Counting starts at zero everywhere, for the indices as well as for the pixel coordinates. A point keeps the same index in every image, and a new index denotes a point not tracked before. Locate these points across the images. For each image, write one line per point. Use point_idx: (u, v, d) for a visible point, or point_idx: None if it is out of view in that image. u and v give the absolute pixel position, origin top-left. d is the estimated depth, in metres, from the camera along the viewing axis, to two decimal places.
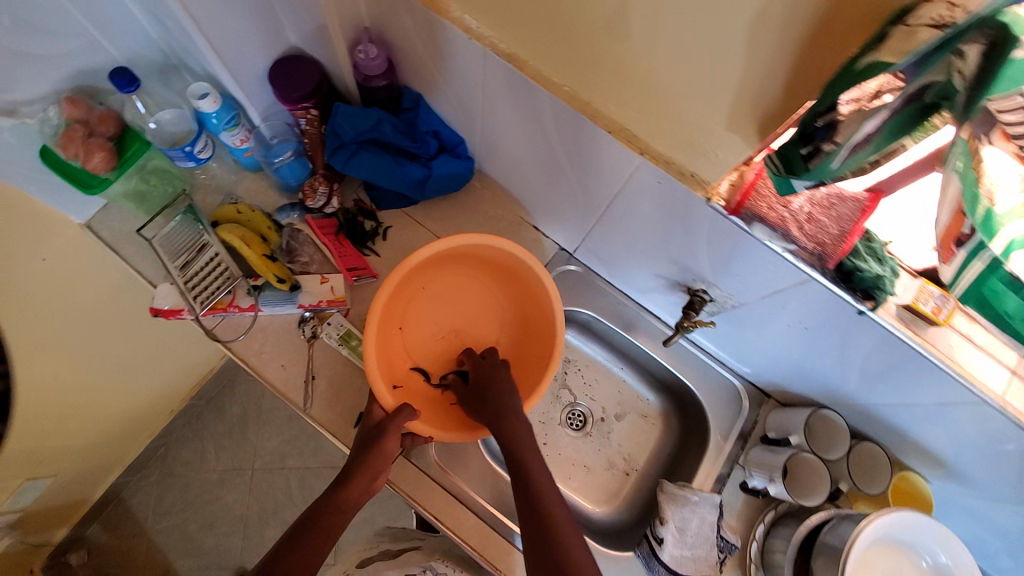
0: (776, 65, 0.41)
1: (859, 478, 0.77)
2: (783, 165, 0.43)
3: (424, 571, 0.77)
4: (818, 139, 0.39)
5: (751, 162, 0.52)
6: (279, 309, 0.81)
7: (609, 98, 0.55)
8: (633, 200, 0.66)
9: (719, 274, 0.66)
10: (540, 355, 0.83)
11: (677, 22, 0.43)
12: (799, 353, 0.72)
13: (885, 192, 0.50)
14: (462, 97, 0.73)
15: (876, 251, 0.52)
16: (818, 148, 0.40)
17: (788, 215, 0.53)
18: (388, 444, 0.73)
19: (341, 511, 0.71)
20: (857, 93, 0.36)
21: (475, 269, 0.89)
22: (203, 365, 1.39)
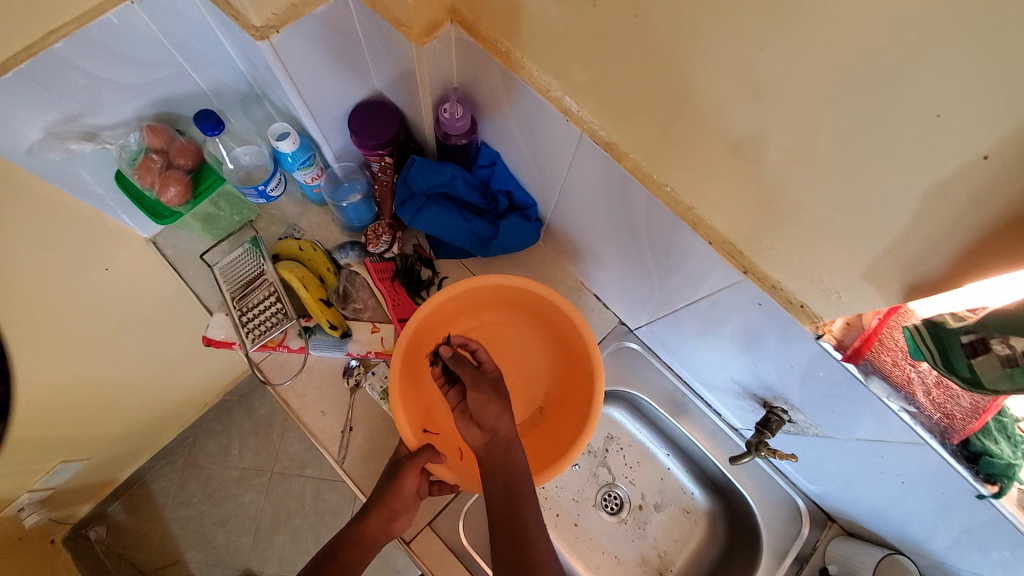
0: (944, 236, 0.35)
1: None
2: (939, 351, 0.39)
3: None
4: (991, 343, 0.35)
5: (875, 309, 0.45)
6: (327, 354, 0.80)
7: (718, 210, 0.50)
8: (718, 307, 0.60)
9: (806, 402, 0.59)
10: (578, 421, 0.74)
11: (827, 163, 0.37)
12: (882, 496, 0.64)
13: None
14: (544, 166, 0.69)
15: (1011, 431, 0.46)
16: (984, 340, 0.35)
17: (916, 376, 0.46)
18: (405, 483, 0.70)
19: (353, 549, 0.68)
20: None
21: (529, 319, 0.82)
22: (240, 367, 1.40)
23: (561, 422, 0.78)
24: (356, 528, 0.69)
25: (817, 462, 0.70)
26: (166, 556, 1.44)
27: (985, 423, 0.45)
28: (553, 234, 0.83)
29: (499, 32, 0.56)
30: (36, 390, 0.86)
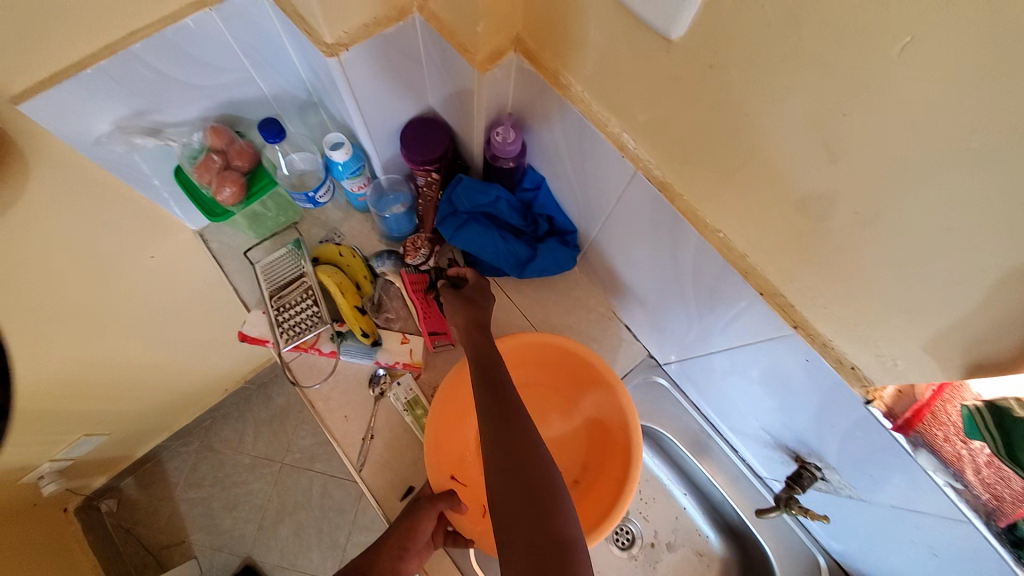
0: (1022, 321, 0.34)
1: None
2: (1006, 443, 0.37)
3: None
4: None
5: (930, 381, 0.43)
6: (356, 360, 0.81)
7: (772, 262, 0.49)
8: (758, 356, 0.59)
9: (843, 463, 0.58)
10: (608, 500, 0.71)
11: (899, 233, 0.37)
12: (913, 565, 0.62)
13: None
14: (590, 195, 0.69)
15: None
16: None
17: (966, 453, 0.44)
18: (421, 527, 0.69)
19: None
20: None
21: (572, 393, 0.82)
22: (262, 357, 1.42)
23: (594, 494, 0.75)
24: (364, 557, 0.67)
25: (847, 523, 0.67)
26: (173, 535, 1.47)
27: None
28: (590, 261, 0.83)
29: (562, 64, 0.57)
30: (73, 365, 0.89)
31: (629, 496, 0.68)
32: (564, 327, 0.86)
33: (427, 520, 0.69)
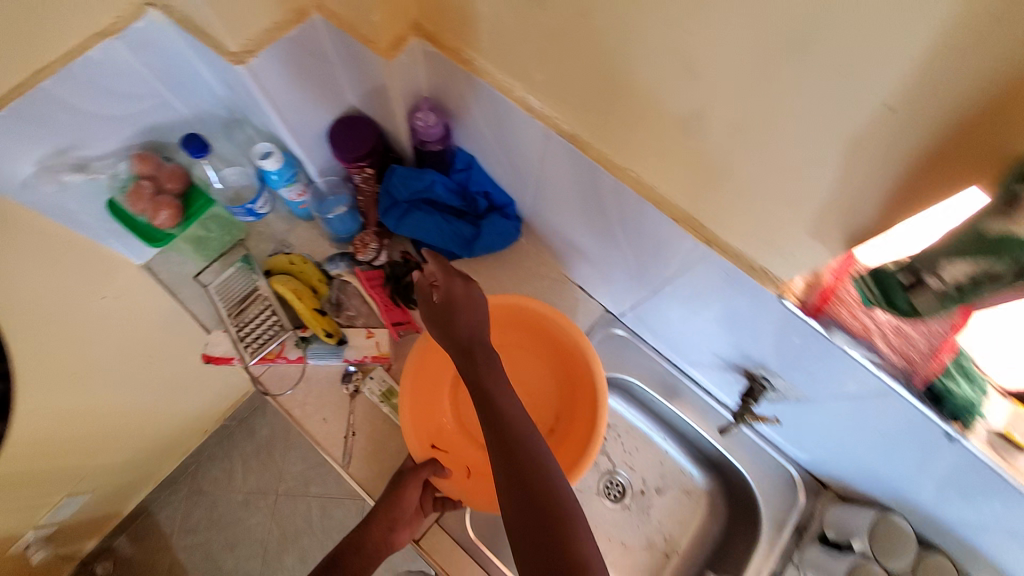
0: (875, 186, 0.38)
1: None
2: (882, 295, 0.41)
3: None
4: (926, 283, 0.37)
5: (829, 264, 0.47)
6: (324, 362, 0.81)
7: (677, 188, 0.53)
8: (692, 282, 0.63)
9: (783, 366, 0.62)
10: (583, 440, 0.74)
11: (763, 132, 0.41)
12: (867, 453, 0.66)
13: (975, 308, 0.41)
14: (517, 164, 0.72)
15: (968, 369, 0.47)
16: (916, 281, 0.37)
17: (872, 325, 0.48)
18: (407, 499, 0.73)
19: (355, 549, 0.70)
20: (981, 267, 0.34)
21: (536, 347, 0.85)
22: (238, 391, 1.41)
23: (571, 438, 0.78)
24: (360, 532, 0.72)
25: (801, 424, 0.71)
26: None
27: (944, 364, 0.47)
28: (534, 231, 0.86)
29: (461, 40, 0.60)
30: (37, 421, 0.88)
31: (601, 431, 0.72)
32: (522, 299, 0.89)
33: (412, 489, 0.73)
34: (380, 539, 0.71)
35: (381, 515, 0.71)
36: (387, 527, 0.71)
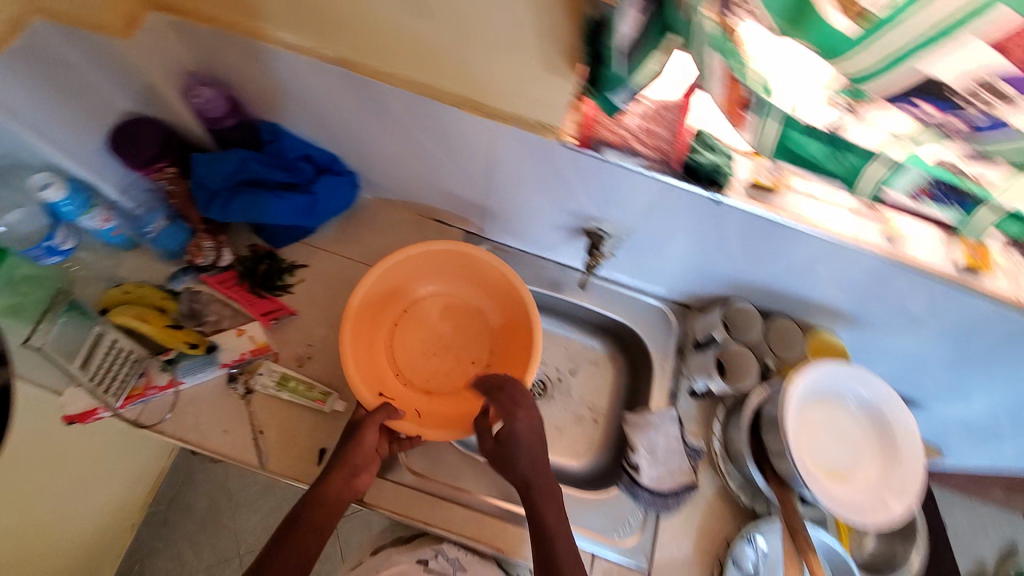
0: None
1: (780, 349, 0.86)
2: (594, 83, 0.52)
3: (434, 552, 0.86)
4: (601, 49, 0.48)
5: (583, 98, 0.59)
6: (201, 376, 0.79)
7: (440, 74, 0.61)
8: (502, 161, 0.71)
9: (600, 206, 0.74)
10: (524, 357, 0.83)
11: None
12: (693, 254, 0.79)
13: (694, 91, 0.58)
14: (321, 117, 0.75)
15: (710, 143, 0.59)
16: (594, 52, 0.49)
17: (627, 133, 0.60)
18: (369, 445, 0.73)
19: (320, 510, 0.68)
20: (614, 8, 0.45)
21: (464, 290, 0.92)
22: (145, 474, 1.29)
23: (511, 361, 0.86)
24: (319, 490, 0.70)
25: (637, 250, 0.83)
26: None
27: (688, 144, 0.59)
28: (373, 182, 0.89)
29: (206, 4, 0.61)
30: None
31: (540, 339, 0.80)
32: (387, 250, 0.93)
33: (369, 434, 0.73)
34: (342, 488, 0.70)
35: (344, 465, 0.71)
36: (351, 474, 0.71)
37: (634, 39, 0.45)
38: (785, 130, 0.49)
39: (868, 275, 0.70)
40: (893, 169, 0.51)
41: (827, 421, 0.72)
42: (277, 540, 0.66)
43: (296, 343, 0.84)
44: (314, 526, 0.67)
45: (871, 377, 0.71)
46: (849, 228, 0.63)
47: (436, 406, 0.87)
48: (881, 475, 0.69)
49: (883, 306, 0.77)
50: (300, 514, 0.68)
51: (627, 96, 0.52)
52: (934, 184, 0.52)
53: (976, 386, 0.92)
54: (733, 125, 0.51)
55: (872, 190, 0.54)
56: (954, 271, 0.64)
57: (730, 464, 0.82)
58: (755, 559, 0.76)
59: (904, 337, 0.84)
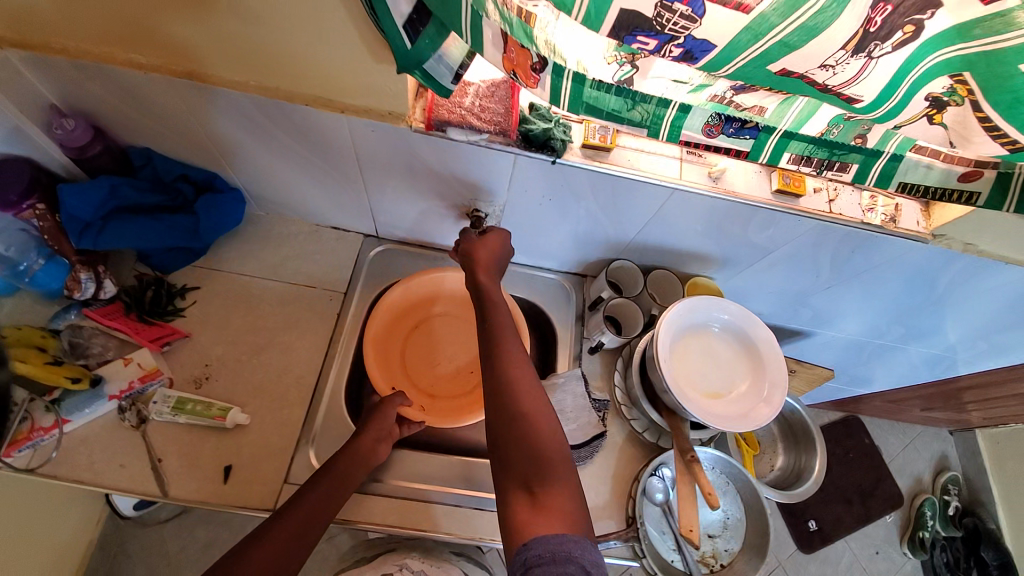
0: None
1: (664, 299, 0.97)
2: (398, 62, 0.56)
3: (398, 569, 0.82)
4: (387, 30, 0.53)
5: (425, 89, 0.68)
6: (90, 411, 0.76)
7: (288, 77, 0.65)
8: (369, 157, 0.76)
9: (471, 188, 0.80)
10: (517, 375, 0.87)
11: None
12: (568, 223, 0.86)
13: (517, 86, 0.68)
14: (188, 135, 0.77)
15: (542, 112, 0.68)
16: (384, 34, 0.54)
17: (465, 111, 0.67)
18: (378, 430, 0.79)
19: (354, 470, 0.75)
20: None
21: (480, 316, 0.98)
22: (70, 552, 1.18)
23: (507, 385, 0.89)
24: (355, 446, 0.77)
25: (520, 227, 0.89)
26: None
27: (520, 116, 0.67)
28: (257, 197, 0.92)
29: (39, 33, 0.63)
30: None
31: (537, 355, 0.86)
32: (283, 261, 0.94)
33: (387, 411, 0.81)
34: (344, 473, 0.73)
35: (364, 445, 0.76)
36: (376, 441, 0.78)
37: (416, 16, 0.51)
38: (576, 86, 0.55)
39: (708, 215, 0.79)
40: (680, 110, 0.59)
41: (702, 350, 0.82)
42: (272, 519, 0.67)
43: (191, 366, 0.83)
44: (307, 510, 0.68)
45: (724, 302, 0.82)
46: (674, 170, 0.73)
47: (443, 407, 0.89)
48: (752, 386, 0.79)
49: (739, 243, 0.86)
50: (298, 498, 0.69)
51: (450, 71, 0.57)
52: (720, 117, 0.60)
53: (843, 304, 1.02)
54: (527, 86, 0.55)
55: (672, 134, 0.62)
56: (769, 196, 0.74)
57: (633, 409, 0.88)
58: (663, 488, 0.84)
59: (768, 271, 0.94)
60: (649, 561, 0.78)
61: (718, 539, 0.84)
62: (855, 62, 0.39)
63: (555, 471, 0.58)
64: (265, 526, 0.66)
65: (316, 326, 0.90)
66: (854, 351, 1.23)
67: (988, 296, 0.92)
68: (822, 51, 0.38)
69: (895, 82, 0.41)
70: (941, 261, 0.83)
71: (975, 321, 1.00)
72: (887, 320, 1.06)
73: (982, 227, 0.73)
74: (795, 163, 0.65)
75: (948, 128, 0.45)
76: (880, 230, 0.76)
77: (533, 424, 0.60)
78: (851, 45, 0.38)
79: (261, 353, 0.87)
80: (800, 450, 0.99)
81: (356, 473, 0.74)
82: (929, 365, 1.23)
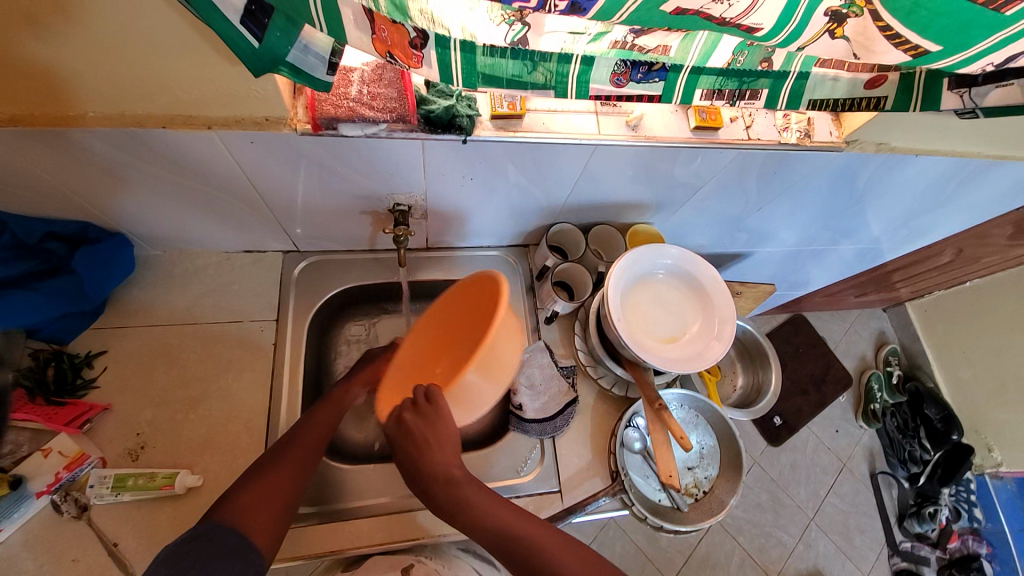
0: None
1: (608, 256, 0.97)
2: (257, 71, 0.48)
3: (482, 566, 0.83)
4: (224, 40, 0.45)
5: (302, 89, 0.61)
6: (19, 516, 0.66)
7: (132, 98, 0.55)
8: (260, 171, 0.68)
9: (384, 183, 0.74)
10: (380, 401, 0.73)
11: (85, 8, 0.44)
12: (496, 200, 0.83)
13: (409, 74, 0.63)
14: (40, 188, 0.65)
15: (440, 88, 0.62)
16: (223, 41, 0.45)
17: (354, 103, 0.60)
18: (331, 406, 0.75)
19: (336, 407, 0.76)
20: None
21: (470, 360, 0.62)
22: None
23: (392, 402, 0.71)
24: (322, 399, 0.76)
25: (446, 212, 0.84)
26: None
27: (415, 97, 0.62)
28: (148, 237, 0.81)
29: None
30: None
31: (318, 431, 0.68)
32: (198, 301, 0.85)
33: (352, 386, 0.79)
34: (323, 426, 0.72)
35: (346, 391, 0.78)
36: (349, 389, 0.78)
37: (256, 6, 0.43)
38: (466, 56, 0.49)
39: (634, 165, 0.77)
40: (584, 64, 0.54)
41: (652, 298, 0.83)
42: (252, 473, 0.64)
43: (122, 439, 0.75)
44: (294, 458, 0.67)
45: (665, 246, 0.82)
46: (590, 126, 0.71)
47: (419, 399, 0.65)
48: (703, 326, 0.81)
49: (669, 186, 0.85)
50: (280, 451, 0.67)
51: (322, 61, 0.49)
52: (625, 64, 0.55)
53: (777, 220, 1.05)
54: (411, 68, 0.49)
55: (580, 91, 0.56)
56: (690, 135, 0.74)
57: (598, 367, 0.90)
58: (640, 437, 0.88)
59: (701, 205, 0.94)
60: (639, 507, 0.81)
61: (697, 469, 0.89)
62: None
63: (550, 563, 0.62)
64: (243, 480, 0.63)
65: (254, 362, 0.83)
66: (791, 261, 1.29)
67: (901, 190, 0.98)
68: None
69: (793, 5, 0.41)
70: (857, 165, 0.86)
71: (893, 212, 1.06)
72: (816, 227, 1.11)
73: (889, 126, 0.77)
74: (708, 98, 0.61)
75: (850, 41, 0.45)
76: (798, 147, 0.78)
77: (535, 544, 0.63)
78: None
79: (199, 405, 0.79)
80: (756, 367, 1.06)
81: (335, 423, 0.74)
82: (859, 259, 1.32)
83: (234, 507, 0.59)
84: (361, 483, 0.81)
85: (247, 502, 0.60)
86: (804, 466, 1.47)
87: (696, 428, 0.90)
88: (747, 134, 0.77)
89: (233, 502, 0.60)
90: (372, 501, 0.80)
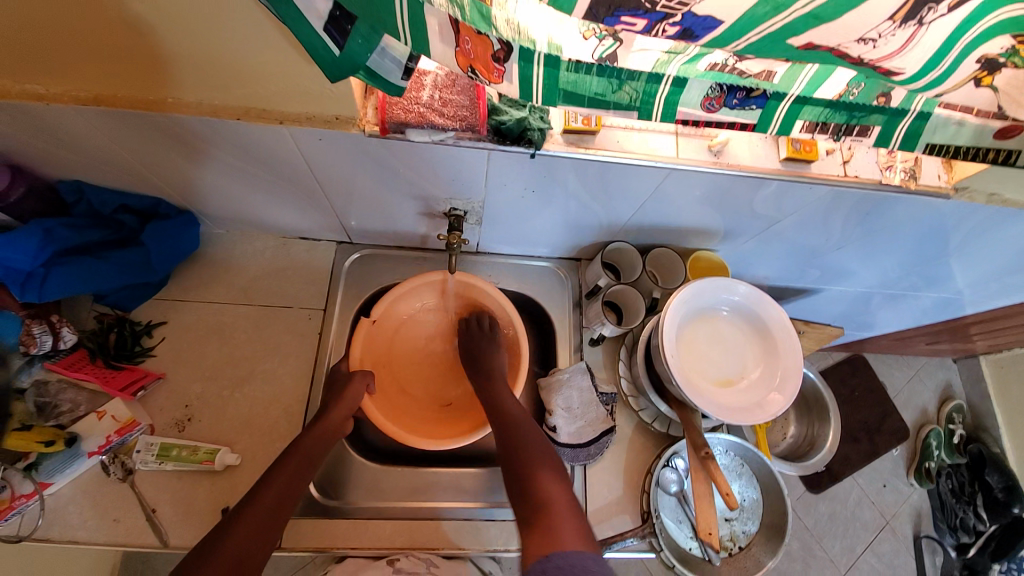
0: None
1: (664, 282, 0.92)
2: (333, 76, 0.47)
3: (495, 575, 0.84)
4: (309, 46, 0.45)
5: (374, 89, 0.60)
6: (71, 471, 0.71)
7: (204, 86, 0.55)
8: (322, 165, 0.67)
9: (442, 188, 0.72)
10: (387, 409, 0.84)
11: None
12: (555, 214, 0.79)
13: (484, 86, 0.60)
14: (118, 164, 0.68)
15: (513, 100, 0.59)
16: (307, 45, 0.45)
17: (424, 108, 0.58)
18: (347, 405, 0.76)
19: (322, 440, 0.73)
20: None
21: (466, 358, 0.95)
22: None
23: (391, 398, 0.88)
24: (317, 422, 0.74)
25: (498, 220, 0.82)
26: None
27: (487, 106, 0.59)
28: (214, 216, 0.83)
29: None
30: None
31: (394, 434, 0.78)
32: (252, 282, 0.87)
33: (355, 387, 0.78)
34: (306, 454, 0.71)
35: (331, 422, 0.74)
36: (346, 416, 0.75)
37: (341, 13, 0.42)
38: (549, 73, 0.45)
39: (709, 192, 0.71)
40: (675, 85, 0.48)
41: (710, 336, 0.77)
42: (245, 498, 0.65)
43: (171, 409, 0.78)
44: (282, 493, 0.66)
45: (733, 283, 0.76)
46: (667, 148, 0.66)
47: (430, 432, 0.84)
48: (764, 373, 0.75)
49: (743, 217, 0.79)
50: (274, 470, 0.68)
51: (398, 65, 0.47)
52: (721, 88, 0.48)
53: (858, 261, 0.96)
54: (491, 82, 0.46)
55: (665, 113, 0.51)
56: (778, 166, 0.68)
57: (640, 399, 0.85)
58: (677, 479, 0.83)
59: (773, 238, 0.87)
60: (667, 554, 0.77)
61: (735, 521, 0.84)
62: (902, 33, 0.34)
63: (554, 522, 0.61)
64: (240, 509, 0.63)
65: (298, 349, 0.85)
66: (863, 303, 1.18)
67: (1012, 244, 0.86)
68: (872, 21, 0.33)
69: (943, 52, 0.36)
70: (962, 215, 0.76)
71: (993, 267, 0.94)
72: (901, 272, 1.00)
73: (1012, 178, 0.67)
74: (808, 131, 0.55)
75: (1000, 92, 0.39)
76: (900, 190, 0.70)
77: (552, 497, 0.65)
78: (901, 14, 0.33)
79: (243, 385, 0.81)
80: (812, 418, 0.98)
81: (323, 451, 0.73)
82: (939, 309, 1.19)
83: (235, 535, 0.61)
84: (385, 484, 0.81)
85: (249, 530, 0.62)
86: (846, 521, 1.36)
87: (739, 477, 0.85)
88: (849, 171, 0.69)
89: (236, 528, 0.62)
90: (394, 504, 0.80)
